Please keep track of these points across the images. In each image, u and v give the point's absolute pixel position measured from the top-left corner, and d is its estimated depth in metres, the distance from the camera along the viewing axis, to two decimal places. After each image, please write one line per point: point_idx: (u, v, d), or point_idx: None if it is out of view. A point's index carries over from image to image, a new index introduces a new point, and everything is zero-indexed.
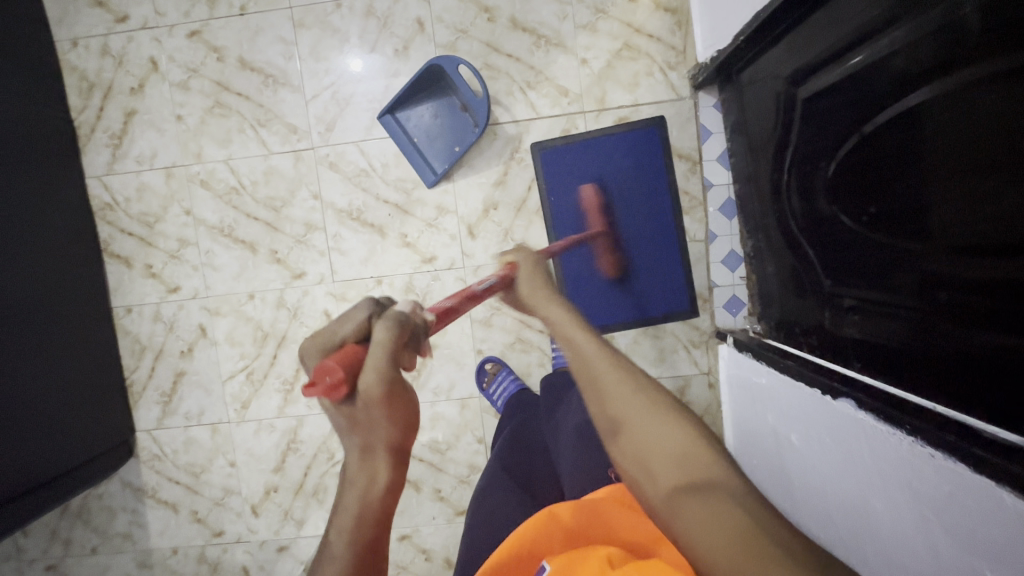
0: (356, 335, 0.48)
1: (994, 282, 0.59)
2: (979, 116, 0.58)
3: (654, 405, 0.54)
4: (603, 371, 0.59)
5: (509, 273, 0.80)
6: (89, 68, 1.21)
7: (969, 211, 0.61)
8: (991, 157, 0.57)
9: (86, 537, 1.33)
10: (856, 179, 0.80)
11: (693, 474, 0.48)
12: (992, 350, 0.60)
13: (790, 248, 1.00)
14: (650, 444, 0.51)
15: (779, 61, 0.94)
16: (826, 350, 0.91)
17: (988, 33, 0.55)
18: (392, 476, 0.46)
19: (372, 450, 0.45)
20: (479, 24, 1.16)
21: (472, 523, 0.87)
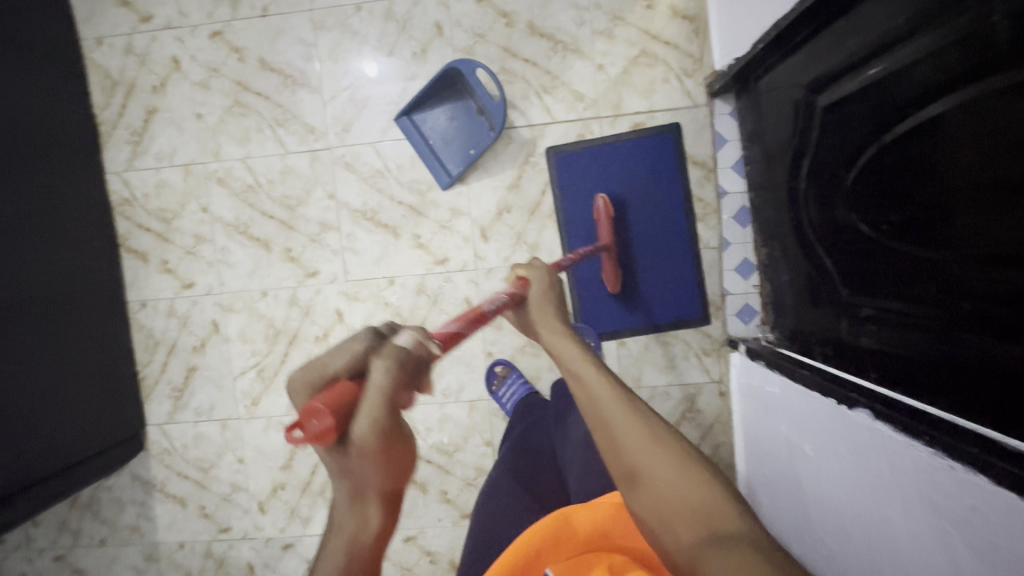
0: (347, 369, 0.46)
1: (1020, 294, 0.58)
2: (1008, 126, 0.57)
3: (670, 452, 0.53)
4: (618, 416, 0.57)
5: (519, 292, 0.84)
6: (113, 66, 1.24)
7: (994, 223, 0.61)
8: (1018, 166, 0.57)
9: (95, 529, 1.34)
10: (875, 188, 0.79)
11: (717, 529, 0.46)
12: (1014, 362, 0.59)
13: (807, 257, 1.00)
14: (668, 495, 0.50)
15: (799, 69, 0.94)
16: (843, 359, 0.91)
17: (1015, 42, 0.55)
18: (383, 520, 0.45)
19: (362, 495, 0.44)
20: (497, 28, 1.17)
21: (478, 520, 0.89)
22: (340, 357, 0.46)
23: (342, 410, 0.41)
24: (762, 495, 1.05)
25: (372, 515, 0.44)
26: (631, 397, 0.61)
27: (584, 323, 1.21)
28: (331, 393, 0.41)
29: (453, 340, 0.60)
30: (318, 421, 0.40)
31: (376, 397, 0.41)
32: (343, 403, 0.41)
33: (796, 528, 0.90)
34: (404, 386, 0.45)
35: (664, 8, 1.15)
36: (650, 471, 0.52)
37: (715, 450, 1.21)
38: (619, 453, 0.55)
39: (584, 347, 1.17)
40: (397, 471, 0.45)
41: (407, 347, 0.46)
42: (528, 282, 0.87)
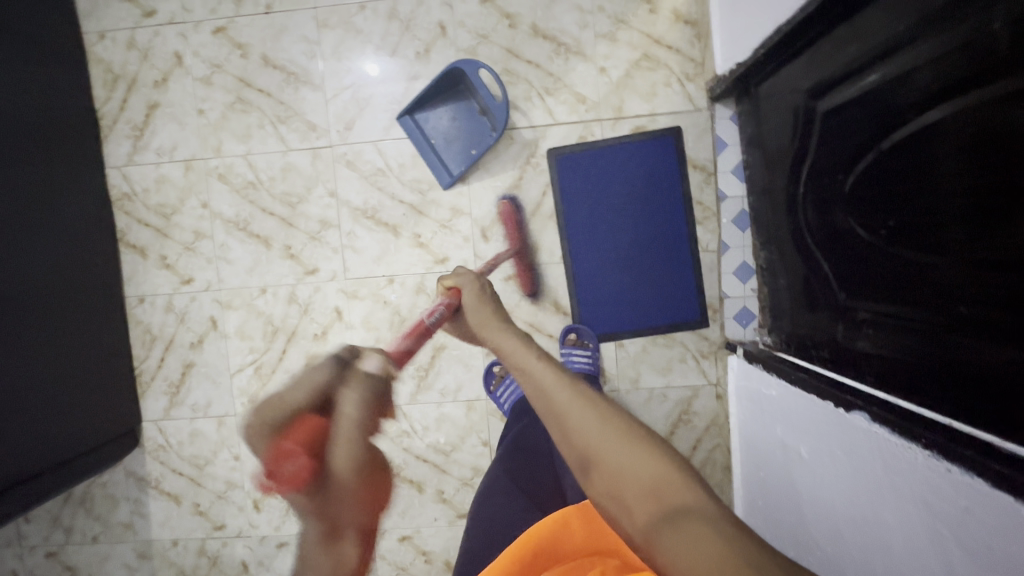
0: (308, 401, 0.61)
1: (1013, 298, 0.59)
2: (1001, 133, 0.58)
3: (621, 432, 0.55)
4: (569, 405, 0.59)
5: (452, 300, 0.84)
6: (115, 60, 1.23)
7: (989, 228, 0.61)
8: (1012, 173, 0.58)
9: (88, 525, 1.33)
10: (873, 194, 0.80)
11: (667, 502, 0.48)
12: (1006, 366, 0.60)
13: (805, 261, 1.00)
14: (622, 472, 0.52)
15: (800, 75, 0.95)
16: (839, 363, 0.91)
17: (1013, 51, 0.56)
18: (360, 563, 0.56)
19: (338, 531, 0.55)
20: (501, 30, 1.17)
21: (472, 523, 0.89)
22: (304, 395, 0.61)
23: (311, 446, 0.57)
24: (758, 498, 1.05)
25: (347, 552, 0.55)
26: (579, 384, 0.63)
27: (583, 324, 1.21)
28: (299, 433, 0.57)
29: (403, 357, 0.79)
30: (293, 462, 0.55)
31: (346, 428, 0.57)
32: (313, 440, 0.57)
33: (791, 531, 0.90)
34: (373, 410, 0.61)
35: (666, 12, 1.16)
36: (604, 452, 0.54)
37: (711, 453, 1.22)
38: (573, 440, 0.57)
39: (584, 349, 1.18)
40: (382, 492, 0.62)
41: (364, 383, 0.63)
42: (460, 292, 0.85)
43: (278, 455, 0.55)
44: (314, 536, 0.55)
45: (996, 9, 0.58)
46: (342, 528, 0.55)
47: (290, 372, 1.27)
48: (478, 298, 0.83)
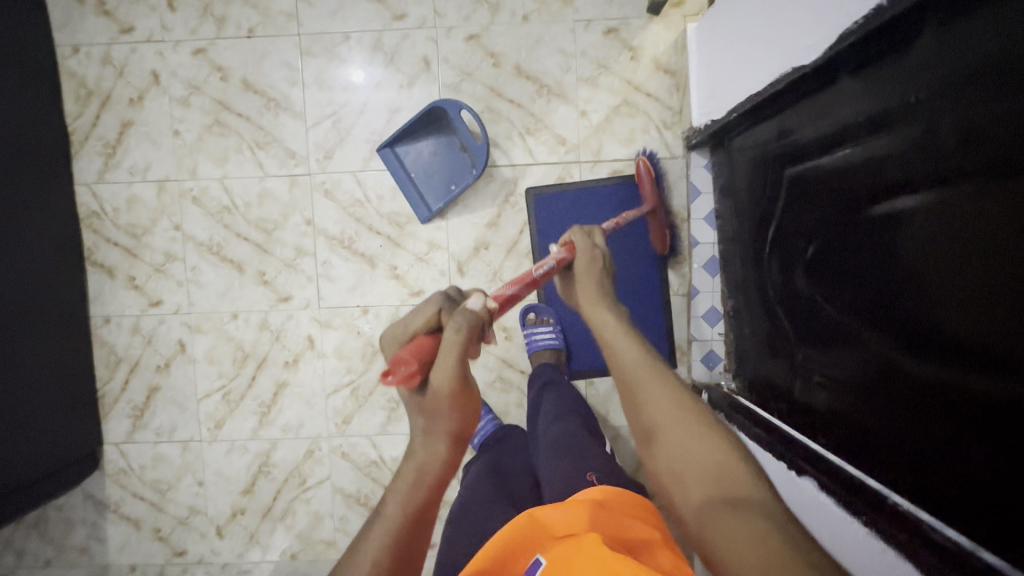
0: (426, 325, 0.60)
1: (965, 396, 0.61)
2: (964, 238, 0.59)
3: (691, 412, 0.59)
4: (644, 382, 0.63)
5: (566, 257, 0.83)
6: (89, 75, 1.20)
7: (945, 324, 0.63)
8: (965, 271, 0.60)
9: (42, 549, 1.29)
10: (832, 266, 0.82)
11: (726, 490, 0.52)
12: (952, 460, 0.63)
13: (768, 316, 1.03)
14: (686, 456, 0.56)
15: (769, 138, 0.96)
16: (794, 418, 0.94)
17: (971, 155, 0.57)
18: (449, 452, 0.59)
19: (434, 432, 0.58)
20: (485, 68, 1.18)
21: (457, 512, 0.92)
22: (422, 322, 0.60)
23: (423, 358, 0.56)
24: None
25: (441, 446, 0.58)
26: (661, 367, 0.65)
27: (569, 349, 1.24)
28: (414, 345, 0.56)
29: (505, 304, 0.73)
30: (402, 368, 0.54)
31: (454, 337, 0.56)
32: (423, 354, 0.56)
33: None
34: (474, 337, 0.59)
35: (647, 60, 1.18)
36: (669, 431, 0.58)
37: None
38: (644, 413, 0.61)
39: (545, 326, 1.21)
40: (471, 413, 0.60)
41: (472, 311, 0.60)
42: (573, 250, 0.85)
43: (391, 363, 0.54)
44: (418, 432, 0.59)
45: (954, 117, 0.58)
46: (438, 431, 0.58)
47: (259, 400, 1.25)
48: (588, 268, 0.81)
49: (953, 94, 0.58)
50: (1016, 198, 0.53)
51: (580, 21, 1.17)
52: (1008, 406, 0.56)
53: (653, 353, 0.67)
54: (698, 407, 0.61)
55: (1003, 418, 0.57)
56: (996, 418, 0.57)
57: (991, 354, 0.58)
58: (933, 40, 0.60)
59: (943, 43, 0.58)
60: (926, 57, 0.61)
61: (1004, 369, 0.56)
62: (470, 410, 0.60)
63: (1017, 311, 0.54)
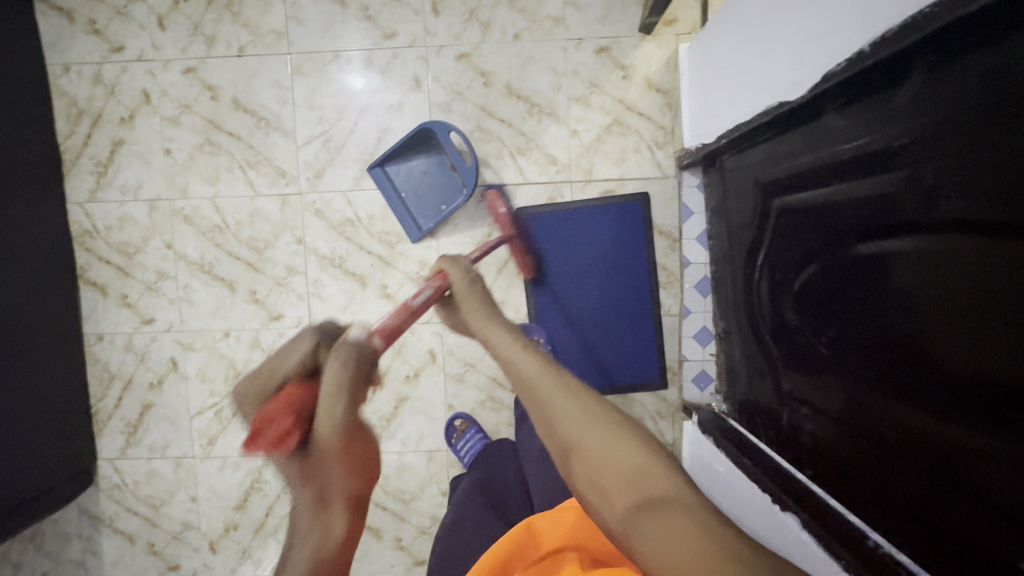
0: (298, 374, 0.69)
1: (947, 445, 0.61)
2: (948, 286, 0.59)
3: (601, 421, 0.62)
4: (555, 399, 0.65)
5: (441, 283, 0.85)
6: (80, 94, 1.20)
7: (928, 370, 0.62)
8: (950, 317, 0.59)
9: (38, 562, 1.31)
10: (818, 300, 0.81)
11: (642, 490, 0.55)
12: (937, 509, 0.62)
13: (757, 341, 1.02)
14: (604, 462, 0.58)
15: (759, 164, 0.96)
16: (781, 446, 0.93)
17: (956, 203, 0.56)
18: (346, 526, 0.62)
19: (326, 502, 0.62)
20: (475, 87, 1.18)
21: (445, 533, 0.92)
22: (292, 367, 0.69)
23: (293, 416, 0.63)
24: None
25: (334, 520, 0.62)
26: (567, 380, 0.68)
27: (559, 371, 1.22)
28: (283, 400, 0.64)
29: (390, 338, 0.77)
30: (278, 424, 0.62)
31: (327, 392, 0.65)
32: (296, 409, 0.64)
33: None
34: (353, 383, 0.67)
35: (639, 79, 1.17)
36: (584, 443, 0.60)
37: None
38: (558, 429, 0.63)
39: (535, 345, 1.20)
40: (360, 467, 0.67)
41: (347, 353, 0.68)
42: (446, 277, 0.86)
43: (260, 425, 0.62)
44: (308, 506, 0.62)
45: (938, 164, 0.58)
46: (333, 497, 0.63)
47: None
48: (466, 296, 0.83)
49: (937, 140, 0.58)
50: (1001, 250, 0.52)
51: (571, 40, 1.16)
52: (988, 459, 0.55)
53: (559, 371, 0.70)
54: (605, 408, 0.64)
55: (982, 471, 0.56)
56: (975, 469, 0.57)
57: (972, 405, 0.57)
58: (919, 85, 0.59)
59: (928, 89, 0.58)
60: (913, 101, 0.60)
61: (984, 422, 0.55)
62: (364, 463, 0.67)
63: (999, 363, 0.53)
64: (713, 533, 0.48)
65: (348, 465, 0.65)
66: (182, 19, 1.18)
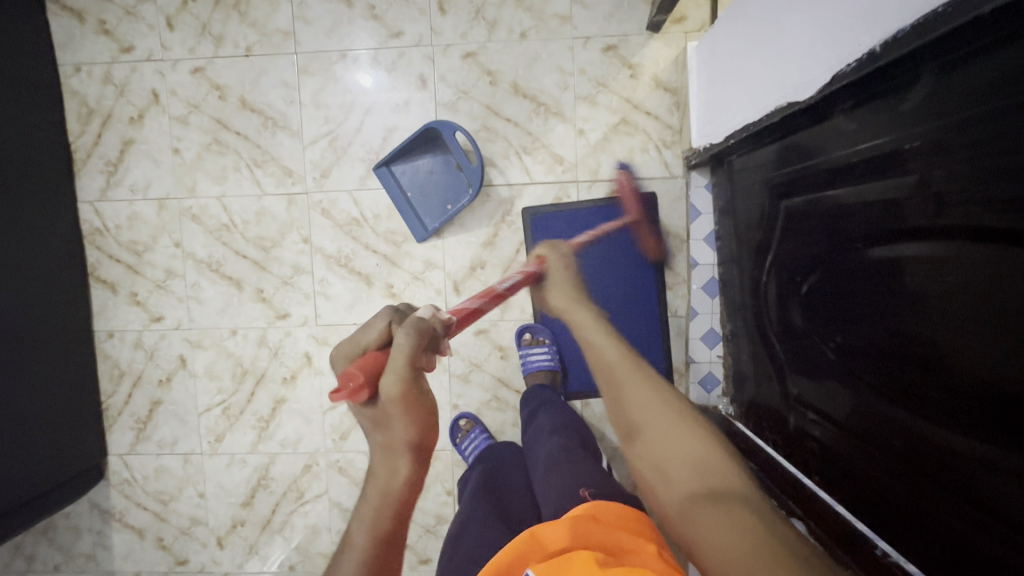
0: (378, 342, 0.59)
1: (953, 455, 0.60)
2: (956, 293, 0.58)
3: (675, 415, 0.65)
4: (637, 391, 0.69)
5: (538, 268, 0.91)
6: (91, 94, 1.22)
7: (936, 378, 0.61)
8: (960, 324, 0.57)
9: (50, 555, 1.33)
10: (826, 305, 0.80)
11: (704, 478, 0.55)
12: (942, 520, 0.61)
13: (764, 344, 1.01)
14: (668, 452, 0.60)
15: (768, 165, 0.94)
16: (787, 451, 0.92)
17: (965, 209, 0.55)
18: (412, 469, 0.63)
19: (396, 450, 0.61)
20: (481, 86, 1.17)
21: (450, 545, 0.92)
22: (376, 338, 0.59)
23: (374, 371, 0.52)
24: None
25: (401, 463, 0.62)
26: (655, 381, 0.72)
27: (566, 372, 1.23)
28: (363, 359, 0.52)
29: (470, 316, 0.71)
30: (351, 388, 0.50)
31: (405, 361, 0.53)
32: (376, 367, 0.53)
33: None
34: (428, 346, 0.57)
35: (647, 78, 1.16)
36: (654, 432, 0.63)
37: None
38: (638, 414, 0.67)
39: (540, 347, 1.20)
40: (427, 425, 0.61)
41: (423, 317, 0.58)
42: (545, 260, 0.93)
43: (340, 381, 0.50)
44: (380, 454, 0.62)
45: (949, 169, 0.56)
46: (397, 448, 0.61)
47: (257, 415, 1.27)
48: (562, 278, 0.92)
49: (948, 144, 0.56)
50: (1012, 257, 0.50)
51: (578, 38, 1.15)
52: (995, 470, 0.54)
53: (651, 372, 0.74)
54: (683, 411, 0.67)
55: (988, 482, 0.55)
56: (981, 479, 0.56)
57: (979, 415, 0.56)
58: (929, 88, 0.58)
59: (939, 92, 0.57)
60: (924, 103, 0.59)
61: (991, 433, 0.54)
62: (429, 424, 0.61)
63: (1009, 374, 0.52)
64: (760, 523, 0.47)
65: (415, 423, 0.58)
66: (190, 19, 1.19)
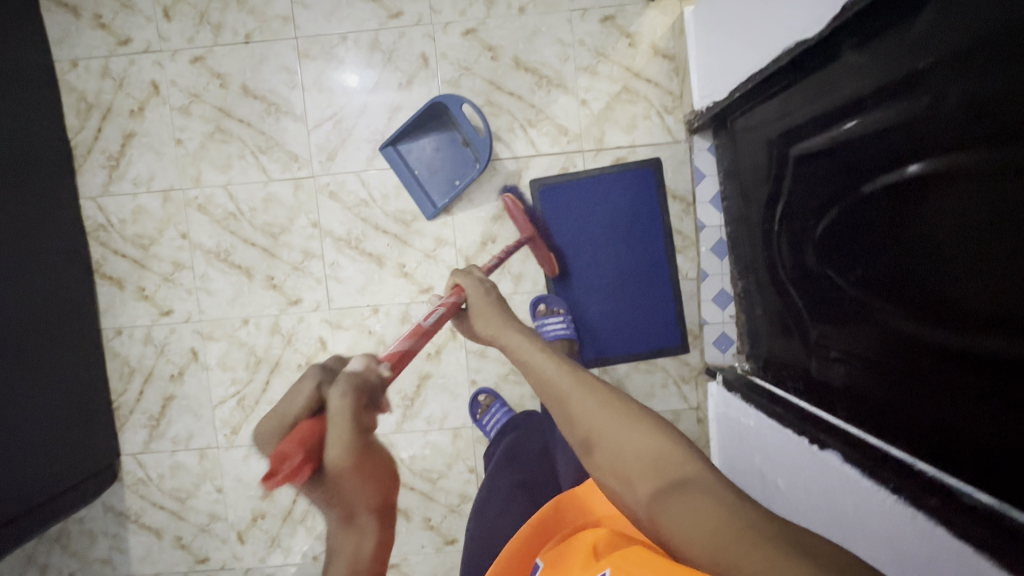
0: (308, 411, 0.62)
1: (981, 363, 0.61)
2: (971, 207, 0.60)
3: (622, 414, 0.61)
4: (575, 396, 0.66)
5: (454, 299, 0.91)
6: (89, 89, 1.21)
7: (963, 292, 0.62)
8: (982, 233, 0.59)
9: (64, 562, 1.29)
10: (843, 241, 0.82)
11: (666, 474, 0.54)
12: (981, 429, 0.61)
13: (779, 294, 1.03)
14: (629, 454, 0.57)
15: (771, 117, 0.96)
16: (812, 395, 0.93)
17: (979, 120, 0.57)
18: (377, 529, 0.61)
19: (355, 513, 0.60)
20: (483, 62, 1.18)
21: (477, 512, 0.94)
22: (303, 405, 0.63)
23: (311, 449, 0.56)
24: None
25: (367, 527, 0.60)
26: (587, 377, 0.69)
27: (582, 341, 1.24)
28: (297, 433, 0.57)
29: (401, 359, 0.77)
30: (291, 461, 0.55)
31: (341, 428, 0.58)
32: (313, 443, 0.57)
33: None
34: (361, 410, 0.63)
35: (645, 46, 1.18)
36: (607, 434, 0.60)
37: None
38: (576, 423, 0.63)
39: (557, 316, 1.19)
40: (382, 480, 0.63)
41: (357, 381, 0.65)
42: (463, 290, 0.93)
43: (277, 461, 0.55)
44: (336, 521, 0.60)
45: (960, 86, 0.59)
46: (358, 511, 0.60)
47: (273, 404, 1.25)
48: (481, 301, 0.90)
49: (959, 60, 0.59)
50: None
51: (576, 10, 1.17)
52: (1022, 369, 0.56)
53: (578, 372, 0.70)
54: (630, 406, 0.63)
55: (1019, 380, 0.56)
56: (1009, 379, 0.58)
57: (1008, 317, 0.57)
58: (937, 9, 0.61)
59: (949, 10, 0.59)
60: (931, 27, 0.62)
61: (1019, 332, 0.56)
62: (383, 477, 0.62)
63: None
64: (730, 514, 0.46)
65: (367, 478, 0.60)
66: (188, 8, 1.19)
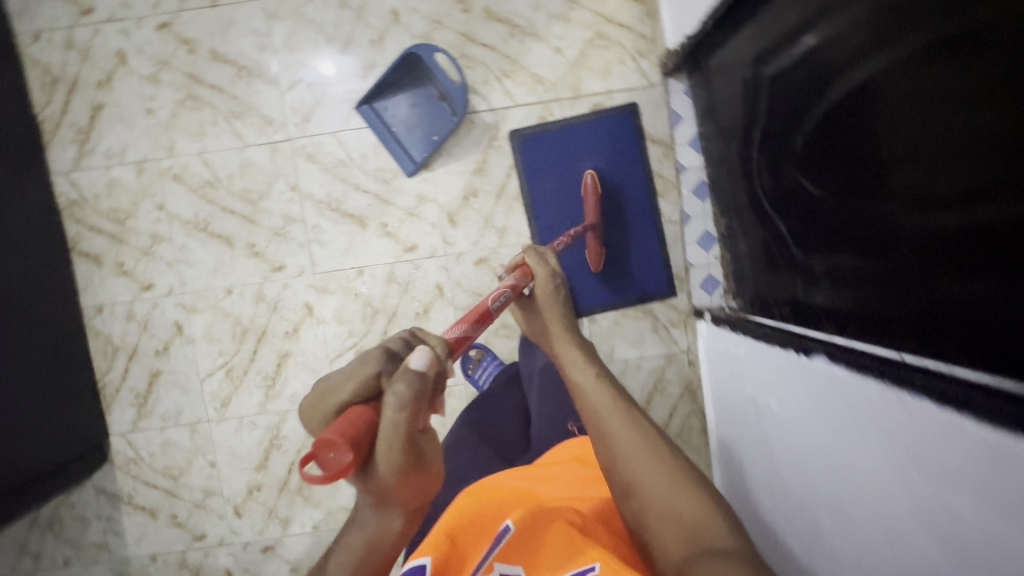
0: (360, 392, 0.48)
1: (949, 242, 0.61)
2: (930, 86, 0.60)
3: (662, 462, 0.59)
4: (619, 431, 0.64)
5: (518, 283, 0.85)
6: (53, 61, 1.18)
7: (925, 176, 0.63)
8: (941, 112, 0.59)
9: (58, 549, 1.27)
10: (821, 152, 0.82)
11: (699, 538, 0.52)
12: (956, 306, 0.61)
13: (761, 223, 1.03)
14: (665, 509, 0.55)
15: (742, 46, 0.97)
16: (799, 318, 0.94)
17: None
18: (404, 526, 0.52)
19: (386, 509, 0.50)
20: (454, 14, 1.18)
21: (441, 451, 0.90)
22: (355, 386, 0.48)
23: (360, 440, 0.43)
24: (732, 455, 1.09)
25: (394, 520, 0.51)
26: (632, 412, 0.67)
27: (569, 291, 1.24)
28: (346, 422, 0.43)
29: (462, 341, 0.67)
30: (337, 456, 0.42)
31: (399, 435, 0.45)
32: (361, 436, 0.43)
33: (762, 479, 0.95)
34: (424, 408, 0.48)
35: None
36: (642, 480, 0.58)
37: (688, 419, 1.25)
38: (616, 463, 0.61)
39: None
40: (421, 487, 0.50)
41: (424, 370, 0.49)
42: (530, 272, 0.90)
43: (318, 450, 0.42)
44: (366, 508, 0.51)
45: None
46: (392, 507, 0.50)
47: (262, 373, 1.24)
48: (546, 292, 0.90)
49: None
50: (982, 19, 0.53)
51: None
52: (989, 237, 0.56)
53: (627, 404, 0.68)
54: (673, 455, 0.61)
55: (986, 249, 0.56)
56: (975, 250, 0.58)
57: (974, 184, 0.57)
58: None
59: None
60: None
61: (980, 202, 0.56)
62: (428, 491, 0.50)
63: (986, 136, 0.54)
64: None
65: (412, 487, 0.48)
66: None
